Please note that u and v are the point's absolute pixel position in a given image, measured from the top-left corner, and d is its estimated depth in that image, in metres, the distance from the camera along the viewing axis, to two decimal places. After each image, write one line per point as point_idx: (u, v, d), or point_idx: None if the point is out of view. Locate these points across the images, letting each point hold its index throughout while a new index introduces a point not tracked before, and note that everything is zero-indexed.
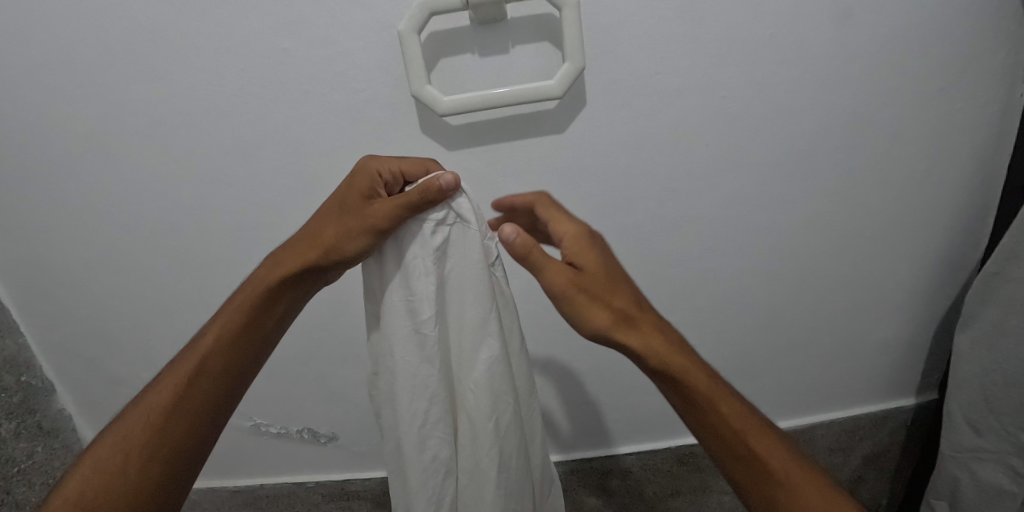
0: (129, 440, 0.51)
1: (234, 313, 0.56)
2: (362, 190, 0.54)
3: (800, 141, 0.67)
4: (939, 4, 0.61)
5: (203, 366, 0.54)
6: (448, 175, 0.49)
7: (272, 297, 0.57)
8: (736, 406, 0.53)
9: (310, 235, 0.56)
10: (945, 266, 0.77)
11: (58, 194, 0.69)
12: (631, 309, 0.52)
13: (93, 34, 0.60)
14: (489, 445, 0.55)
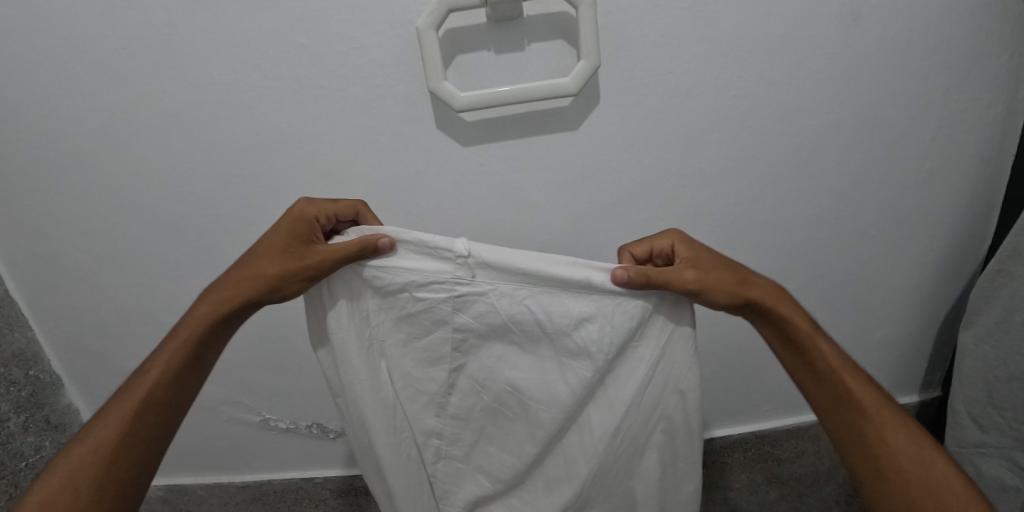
0: (77, 477, 0.48)
1: (178, 347, 0.54)
2: (301, 234, 0.54)
3: (809, 141, 0.68)
4: (946, 6, 0.63)
5: (148, 403, 0.52)
6: (386, 239, 0.51)
7: (213, 331, 0.56)
8: (854, 374, 0.54)
9: (248, 271, 0.55)
10: (949, 265, 0.79)
11: (71, 187, 0.69)
12: (762, 294, 0.54)
13: (111, 27, 0.61)
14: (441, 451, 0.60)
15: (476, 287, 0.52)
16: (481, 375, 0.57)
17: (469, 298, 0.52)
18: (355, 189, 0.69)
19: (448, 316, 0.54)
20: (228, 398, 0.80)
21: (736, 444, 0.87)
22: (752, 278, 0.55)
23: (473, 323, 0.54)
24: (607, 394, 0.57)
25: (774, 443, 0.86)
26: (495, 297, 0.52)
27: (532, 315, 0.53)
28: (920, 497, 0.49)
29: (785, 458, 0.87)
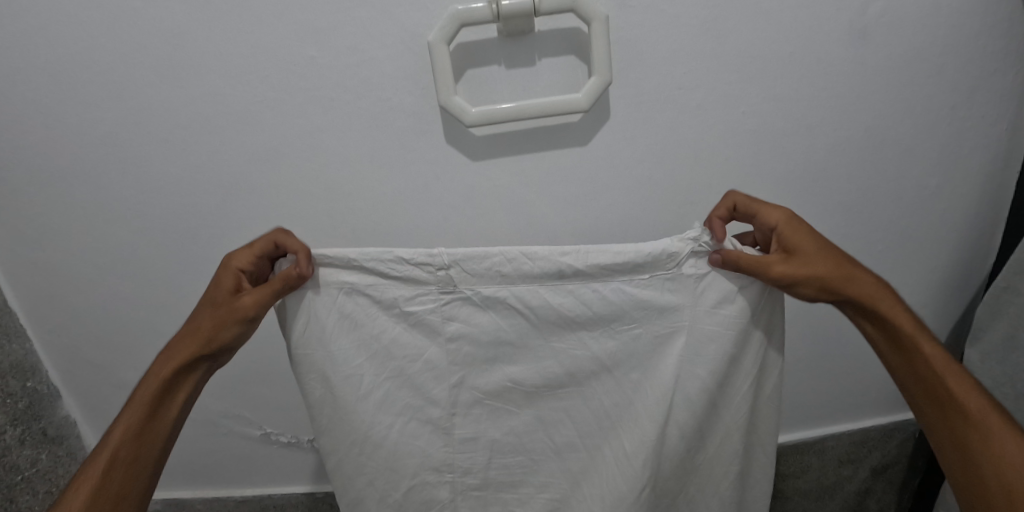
0: None
1: (139, 405, 0.54)
2: (228, 287, 0.56)
3: (818, 157, 0.68)
4: (952, 26, 0.63)
5: (116, 461, 0.52)
6: (302, 263, 0.53)
7: (173, 385, 0.56)
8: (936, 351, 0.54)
9: (193, 328, 0.56)
10: (954, 281, 0.79)
11: (72, 196, 0.68)
12: (861, 293, 0.55)
13: (118, 37, 0.60)
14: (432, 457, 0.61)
15: (461, 296, 0.57)
16: (498, 382, 0.60)
17: (454, 307, 0.57)
18: (362, 201, 0.68)
19: (439, 327, 0.58)
20: (228, 411, 0.79)
21: None
22: (857, 272, 0.55)
23: (467, 332, 0.58)
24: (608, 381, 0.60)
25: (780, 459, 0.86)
26: (478, 297, 0.57)
27: (523, 315, 0.58)
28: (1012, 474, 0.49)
29: (791, 474, 0.86)
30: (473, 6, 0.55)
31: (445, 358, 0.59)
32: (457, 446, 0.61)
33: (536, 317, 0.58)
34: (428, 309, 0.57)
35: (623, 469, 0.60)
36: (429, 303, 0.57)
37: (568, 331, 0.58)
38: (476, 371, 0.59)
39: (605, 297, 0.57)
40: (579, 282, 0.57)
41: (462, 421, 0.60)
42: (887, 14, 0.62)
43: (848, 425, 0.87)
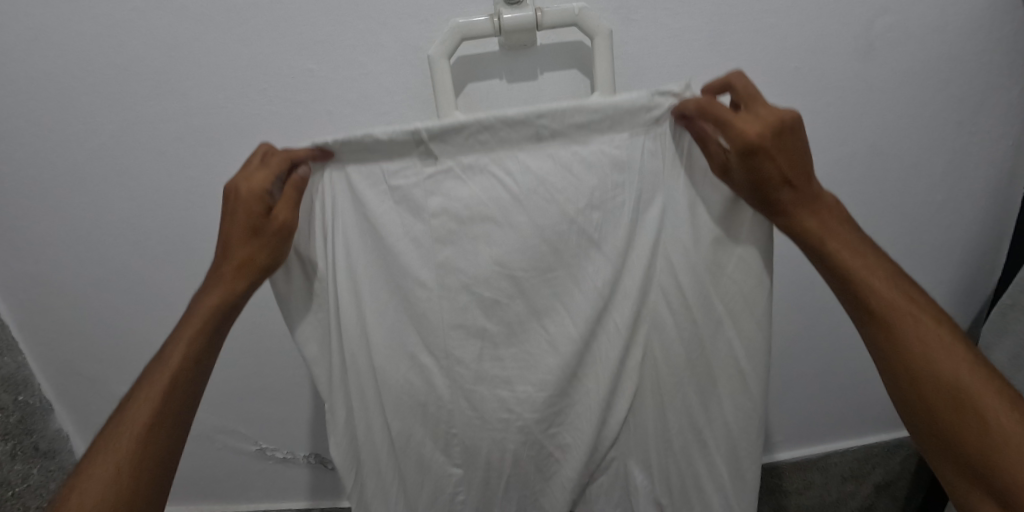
0: None
1: (180, 357, 0.48)
2: (255, 212, 0.49)
3: (823, 173, 0.67)
4: (959, 42, 0.63)
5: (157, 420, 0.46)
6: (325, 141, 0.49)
7: (217, 325, 0.51)
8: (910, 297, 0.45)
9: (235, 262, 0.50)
10: (959, 296, 0.78)
11: (65, 207, 0.67)
12: (816, 217, 0.47)
13: (112, 48, 0.59)
14: (405, 365, 0.55)
15: (444, 168, 0.51)
16: (479, 266, 0.52)
17: (439, 180, 0.51)
18: None
19: (422, 202, 0.52)
20: (223, 426, 0.78)
21: None
22: (813, 192, 0.47)
23: (449, 206, 0.51)
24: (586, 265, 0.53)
25: (783, 476, 0.84)
26: (461, 173, 0.51)
27: (503, 184, 0.51)
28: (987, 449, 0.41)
29: (793, 490, 0.84)
30: (474, 20, 0.54)
31: (426, 236, 0.52)
32: (447, 342, 0.54)
33: (525, 189, 0.51)
34: (414, 182, 0.51)
35: (609, 375, 0.54)
36: (418, 177, 0.51)
37: (562, 206, 0.51)
38: (464, 247, 0.52)
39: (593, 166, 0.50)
40: (558, 147, 0.50)
41: (444, 321, 0.53)
42: (893, 30, 0.61)
43: (851, 441, 0.85)
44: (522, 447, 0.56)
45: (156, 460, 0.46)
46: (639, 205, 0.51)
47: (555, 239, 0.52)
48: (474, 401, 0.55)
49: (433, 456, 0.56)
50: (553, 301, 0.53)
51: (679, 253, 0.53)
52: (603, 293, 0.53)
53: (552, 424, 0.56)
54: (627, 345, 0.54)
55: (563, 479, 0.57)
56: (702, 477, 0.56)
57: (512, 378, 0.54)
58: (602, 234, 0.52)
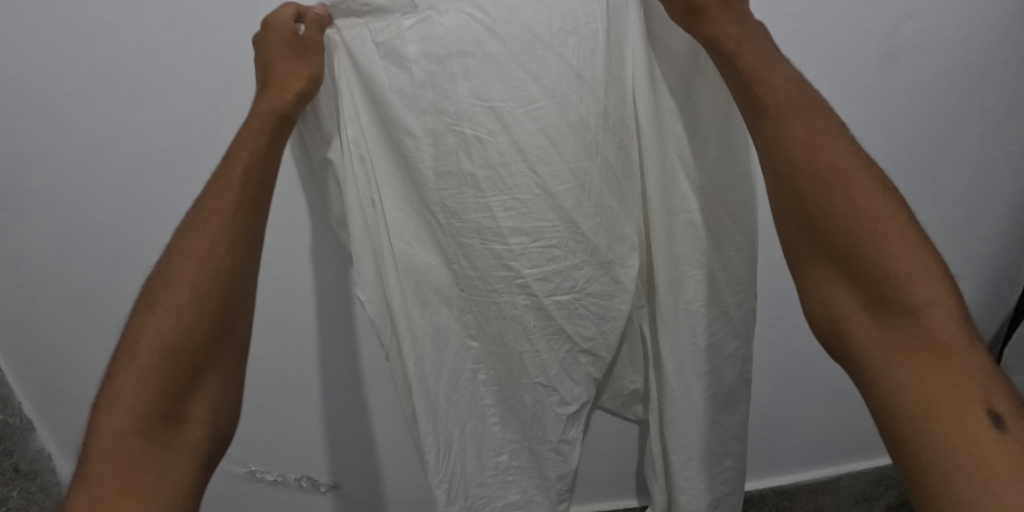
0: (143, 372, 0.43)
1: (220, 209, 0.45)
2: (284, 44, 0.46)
3: None
4: (987, 52, 0.59)
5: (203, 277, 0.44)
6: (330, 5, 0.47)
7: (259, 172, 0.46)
8: (824, 133, 0.41)
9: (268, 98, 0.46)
10: (977, 315, 0.75)
11: (41, 220, 0.64)
12: (816, 133, 0.41)
13: (88, 53, 0.55)
14: (416, 229, 0.55)
15: (422, 15, 0.46)
16: (467, 104, 0.48)
17: (421, 29, 0.46)
18: None
19: (403, 54, 0.47)
20: None
21: (750, 499, 0.82)
22: (811, 104, 0.41)
23: (433, 47, 0.46)
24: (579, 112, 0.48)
25: (792, 500, 0.81)
26: (442, 20, 0.46)
27: (484, 23, 0.46)
28: (894, 301, 0.39)
29: None
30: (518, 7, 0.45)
31: (412, 85, 0.48)
32: (445, 205, 0.52)
33: (508, 40, 0.46)
34: (401, 30, 0.46)
35: (611, 235, 0.54)
36: (402, 26, 0.46)
37: (548, 58, 0.46)
38: (445, 90, 0.48)
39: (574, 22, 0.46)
40: None
41: (440, 186, 0.51)
42: (917, 36, 0.57)
43: (864, 461, 0.82)
44: (528, 339, 0.57)
45: (203, 327, 0.44)
46: (620, 85, 0.50)
47: (545, 97, 0.47)
48: (477, 269, 0.54)
49: (450, 326, 0.59)
50: (551, 166, 0.49)
51: (650, 130, 0.49)
52: (603, 159, 0.51)
53: (554, 293, 0.55)
54: (619, 209, 0.54)
55: (568, 354, 0.59)
56: (676, 362, 0.57)
57: (512, 241, 0.52)
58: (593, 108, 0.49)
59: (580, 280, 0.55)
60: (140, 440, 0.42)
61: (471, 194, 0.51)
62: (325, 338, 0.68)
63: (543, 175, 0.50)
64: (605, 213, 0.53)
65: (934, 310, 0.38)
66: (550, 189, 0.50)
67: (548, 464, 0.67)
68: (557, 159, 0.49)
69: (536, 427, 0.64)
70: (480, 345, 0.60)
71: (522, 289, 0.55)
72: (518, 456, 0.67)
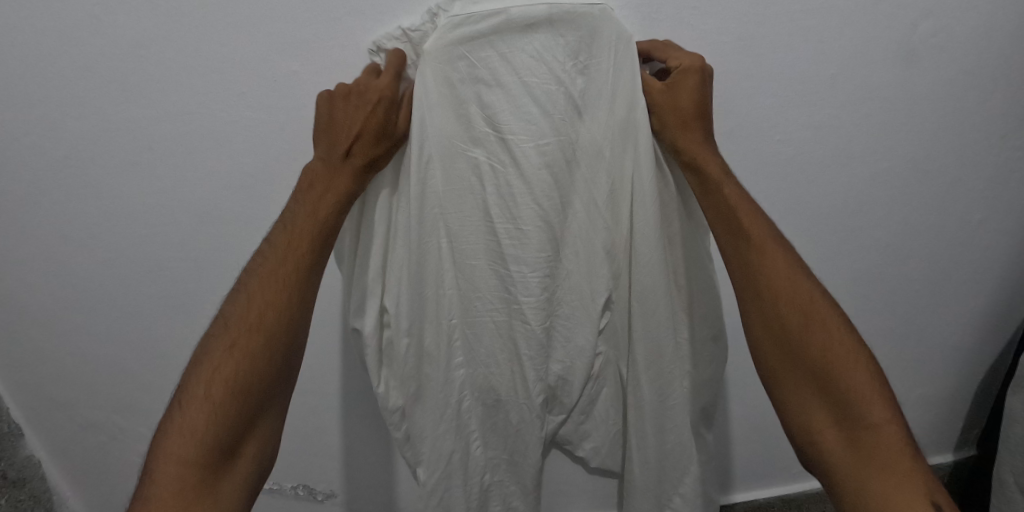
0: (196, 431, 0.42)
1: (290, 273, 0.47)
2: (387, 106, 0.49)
3: (857, 189, 0.61)
4: (1007, 48, 0.57)
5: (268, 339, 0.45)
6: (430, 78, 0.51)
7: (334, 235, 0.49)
8: (791, 273, 0.49)
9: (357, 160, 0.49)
10: (996, 319, 0.72)
11: (27, 220, 0.61)
12: (766, 243, 0.49)
13: (73, 47, 0.53)
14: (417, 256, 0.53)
15: (455, 53, 0.49)
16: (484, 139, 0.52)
17: (452, 59, 0.49)
18: None
19: (437, 85, 0.50)
20: None
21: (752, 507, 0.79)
22: (759, 219, 0.50)
23: (464, 79, 0.50)
24: (582, 150, 0.52)
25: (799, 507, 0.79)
26: (471, 56, 0.49)
27: (510, 65, 0.50)
28: (856, 418, 0.45)
29: None
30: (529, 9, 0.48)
31: (440, 112, 0.50)
32: (449, 232, 0.54)
33: (523, 75, 0.50)
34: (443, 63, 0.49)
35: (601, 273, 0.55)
36: (440, 58, 0.49)
37: (559, 96, 0.50)
38: (467, 122, 0.51)
39: (584, 65, 0.50)
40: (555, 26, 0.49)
41: (449, 211, 0.53)
42: (939, 34, 0.55)
43: None
44: (519, 365, 0.58)
45: (270, 365, 0.45)
46: (626, 128, 0.51)
47: (551, 134, 0.51)
48: (479, 291, 0.56)
49: (438, 359, 0.56)
50: (553, 200, 0.53)
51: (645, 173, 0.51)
52: (597, 194, 0.53)
53: (546, 323, 0.57)
54: (608, 248, 0.54)
55: (555, 380, 0.59)
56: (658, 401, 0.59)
57: (513, 267, 0.55)
58: (593, 146, 0.52)
59: (572, 310, 0.57)
60: (196, 474, 0.40)
61: (476, 220, 0.54)
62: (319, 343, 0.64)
63: (545, 205, 0.53)
64: (594, 248, 0.55)
65: (886, 428, 0.45)
66: (550, 222, 0.54)
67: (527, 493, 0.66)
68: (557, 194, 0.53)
69: (517, 453, 0.63)
70: (467, 376, 0.58)
71: (518, 316, 0.56)
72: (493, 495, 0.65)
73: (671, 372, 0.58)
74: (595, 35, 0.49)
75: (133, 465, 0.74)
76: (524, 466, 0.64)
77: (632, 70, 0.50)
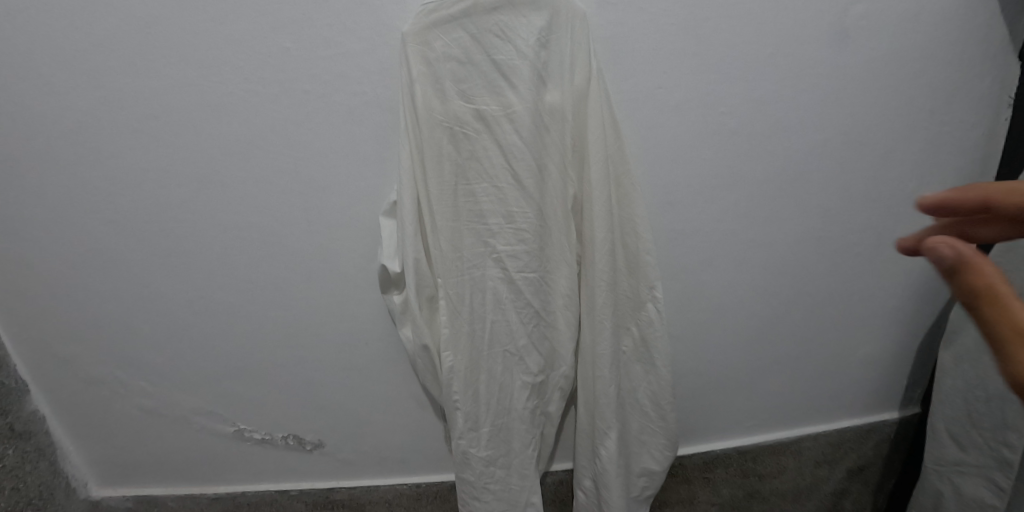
0: None
1: None
2: None
3: (797, 158, 0.67)
4: (925, 33, 0.64)
5: None
6: None
7: None
8: None
9: None
10: (934, 284, 0.78)
11: (40, 185, 0.66)
12: None
13: (90, 25, 0.59)
14: (407, 220, 0.59)
15: (430, 36, 0.56)
16: (461, 111, 0.57)
17: (429, 41, 0.56)
18: (338, 196, 0.66)
19: (421, 69, 0.57)
20: (200, 407, 0.77)
21: (717, 459, 0.81)
22: None
23: (439, 61, 0.57)
24: (544, 113, 0.58)
25: (757, 460, 0.82)
26: (442, 37, 0.56)
27: (477, 44, 0.56)
28: None
29: (766, 473, 0.82)
30: None
31: (423, 91, 0.57)
32: (433, 193, 0.59)
33: (492, 52, 0.56)
34: (422, 51, 0.57)
35: (564, 222, 0.60)
36: (421, 47, 0.57)
37: (523, 68, 0.56)
38: (446, 96, 0.57)
39: (546, 42, 0.56)
40: (512, 6, 0.55)
41: (434, 177, 0.59)
42: (864, 20, 0.62)
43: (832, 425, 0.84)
44: (501, 315, 0.61)
45: None
46: (580, 93, 0.58)
47: (520, 103, 0.57)
48: (459, 251, 0.60)
49: (421, 312, 0.61)
50: (526, 158, 0.58)
51: (595, 130, 0.58)
52: (563, 154, 0.59)
53: (525, 272, 0.60)
54: (571, 201, 0.61)
55: (536, 329, 0.62)
56: (639, 337, 0.64)
57: (489, 222, 0.59)
58: (558, 111, 0.58)
59: (547, 262, 0.61)
60: None
61: (453, 185, 0.59)
62: (308, 298, 0.70)
63: (516, 166, 0.58)
64: (561, 201, 0.60)
65: None
66: (523, 180, 0.58)
67: (517, 457, 0.65)
68: (529, 152, 0.58)
69: (503, 413, 0.64)
70: (451, 333, 0.60)
71: (497, 270, 0.60)
72: (477, 464, 0.64)
73: (603, 323, 0.61)
74: (554, 14, 0.56)
75: (133, 417, 0.78)
76: (513, 425, 0.64)
77: (586, 44, 0.57)
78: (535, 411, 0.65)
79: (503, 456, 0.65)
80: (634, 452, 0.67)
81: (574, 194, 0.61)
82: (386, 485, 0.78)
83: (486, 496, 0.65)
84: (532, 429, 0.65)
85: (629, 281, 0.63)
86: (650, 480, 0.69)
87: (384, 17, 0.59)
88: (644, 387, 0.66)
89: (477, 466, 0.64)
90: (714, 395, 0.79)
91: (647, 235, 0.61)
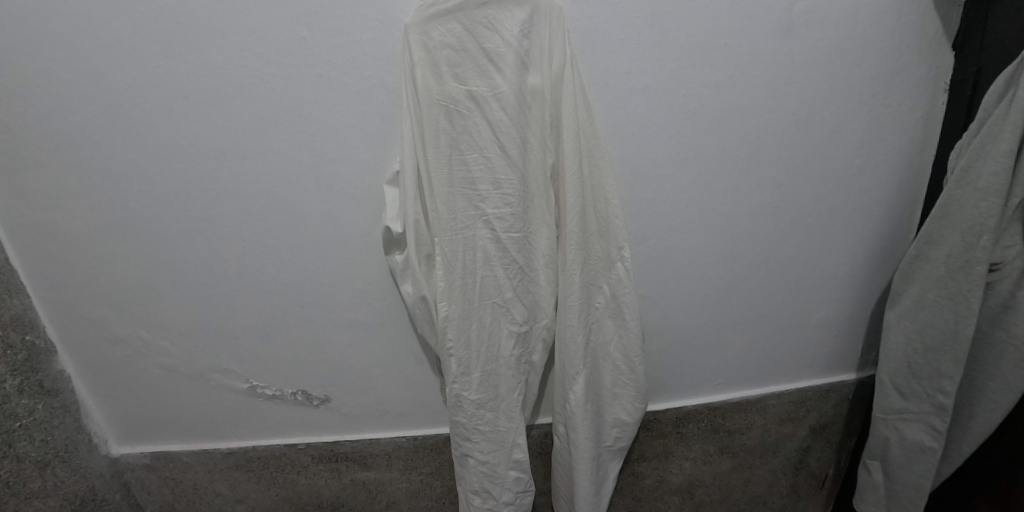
0: None
1: None
2: None
3: (752, 136, 0.76)
4: (861, 28, 0.73)
5: None
6: None
7: None
8: None
9: None
10: (881, 253, 0.87)
11: (76, 158, 0.74)
12: None
13: (129, 15, 0.68)
14: (409, 185, 0.67)
15: (428, 26, 0.65)
16: (455, 92, 0.66)
17: (427, 30, 0.65)
18: (346, 168, 0.74)
19: (422, 56, 0.66)
20: (217, 365, 0.84)
21: (690, 415, 0.89)
22: None
23: (437, 48, 0.65)
24: (527, 94, 0.66)
25: (726, 416, 0.90)
26: (439, 27, 0.64)
27: (469, 34, 0.64)
28: None
29: (735, 429, 0.90)
30: None
31: (423, 74, 0.66)
32: (430, 162, 0.67)
33: (482, 41, 0.64)
34: (422, 40, 0.65)
35: (544, 189, 0.69)
36: (421, 36, 0.65)
37: (508, 54, 0.64)
38: (442, 79, 0.66)
39: (527, 33, 0.64)
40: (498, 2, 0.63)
41: (433, 149, 0.67)
42: (805, 17, 0.71)
43: (794, 387, 0.92)
44: (490, 270, 0.69)
45: None
46: (558, 77, 0.67)
47: (505, 85, 0.65)
48: (453, 214, 0.68)
49: (419, 268, 0.69)
50: (512, 132, 0.66)
51: (569, 109, 0.67)
52: (542, 129, 0.68)
53: (510, 232, 0.68)
54: (550, 170, 0.69)
55: (521, 284, 0.70)
56: (611, 294, 0.72)
57: (479, 188, 0.67)
58: (539, 93, 0.67)
59: (530, 225, 0.70)
60: None
61: (448, 156, 0.67)
62: (317, 261, 0.78)
63: (503, 139, 0.66)
64: (541, 170, 0.68)
65: None
66: (508, 151, 0.67)
67: (505, 400, 0.73)
68: (514, 127, 0.66)
69: (491, 360, 0.71)
70: (446, 286, 0.68)
71: (486, 230, 0.68)
72: (469, 407, 0.72)
73: (577, 278, 0.70)
74: (535, 9, 0.64)
75: (154, 376, 0.86)
76: (500, 371, 0.72)
77: (563, 35, 0.66)
78: (520, 359, 0.72)
79: (493, 400, 0.72)
80: (604, 403, 0.75)
81: (552, 164, 0.69)
82: (386, 439, 0.86)
83: (477, 436, 0.72)
84: (517, 375, 0.73)
85: (600, 243, 0.71)
86: (622, 431, 0.76)
87: (387, 9, 0.68)
88: (616, 341, 0.73)
89: (469, 409, 0.72)
90: (684, 355, 0.87)
91: (616, 201, 0.69)
